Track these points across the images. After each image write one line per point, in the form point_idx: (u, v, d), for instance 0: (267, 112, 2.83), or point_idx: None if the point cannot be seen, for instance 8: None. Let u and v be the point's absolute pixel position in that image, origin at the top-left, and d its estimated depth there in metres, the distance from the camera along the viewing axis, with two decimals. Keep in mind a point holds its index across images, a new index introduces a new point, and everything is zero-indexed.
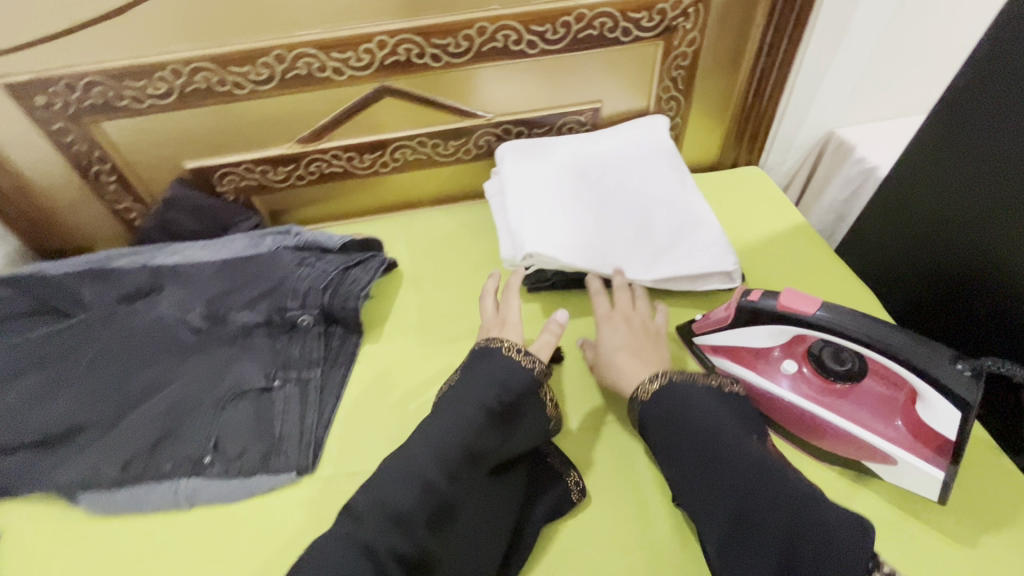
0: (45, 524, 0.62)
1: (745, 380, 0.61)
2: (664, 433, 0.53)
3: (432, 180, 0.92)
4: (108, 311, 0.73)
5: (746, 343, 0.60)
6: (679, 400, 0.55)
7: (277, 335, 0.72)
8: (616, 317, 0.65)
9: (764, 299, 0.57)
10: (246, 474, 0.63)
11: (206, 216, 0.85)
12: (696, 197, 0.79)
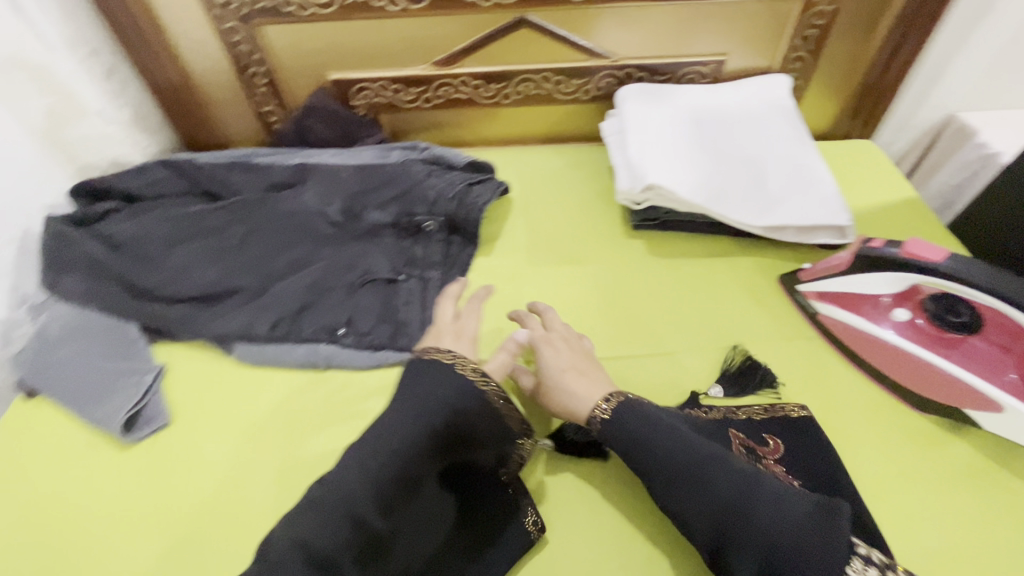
0: (204, 364, 0.72)
1: (851, 326, 0.65)
2: (627, 450, 0.54)
3: (547, 117, 0.96)
4: (259, 195, 0.82)
5: (859, 289, 0.64)
6: (636, 418, 0.55)
7: (402, 236, 0.80)
8: (554, 337, 0.64)
9: (887, 246, 0.59)
10: (374, 348, 0.71)
11: (339, 125, 0.92)
12: (815, 155, 0.80)
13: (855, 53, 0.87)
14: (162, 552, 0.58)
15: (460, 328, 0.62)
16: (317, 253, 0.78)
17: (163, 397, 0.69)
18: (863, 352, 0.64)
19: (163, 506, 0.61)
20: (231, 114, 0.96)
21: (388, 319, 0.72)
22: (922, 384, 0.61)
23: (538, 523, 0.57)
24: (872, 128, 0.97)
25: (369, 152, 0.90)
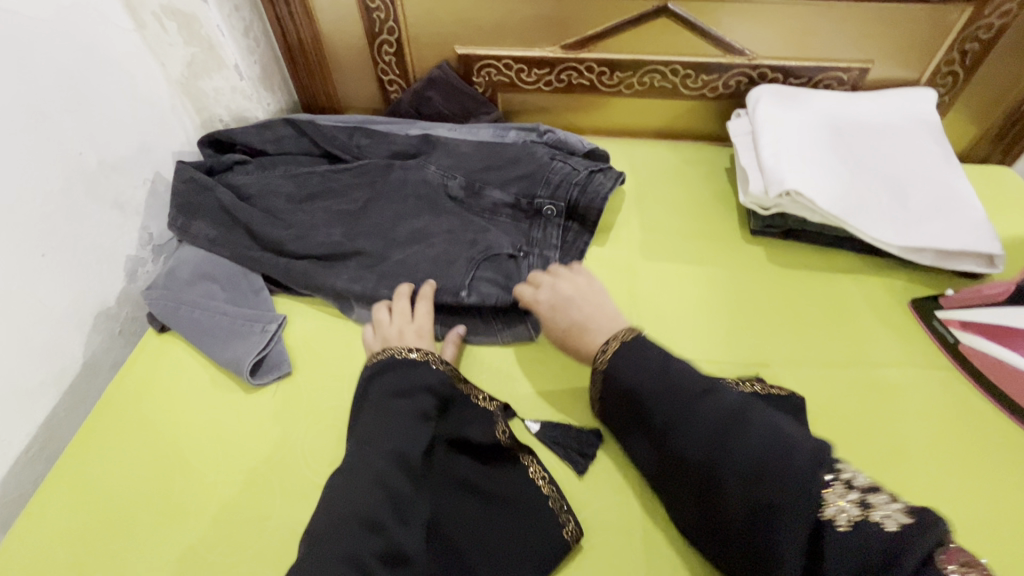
0: (322, 318, 0.74)
1: (1002, 361, 0.61)
2: (627, 384, 0.55)
3: (665, 112, 0.94)
4: (383, 164, 0.83)
5: (1016, 324, 0.61)
6: (636, 357, 0.55)
7: (521, 219, 0.79)
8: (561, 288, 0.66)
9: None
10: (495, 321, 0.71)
11: (458, 101, 0.93)
12: (963, 177, 0.75)
13: (1014, 73, 0.81)
14: (282, 496, 0.60)
15: (420, 327, 0.67)
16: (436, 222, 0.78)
17: (284, 346, 0.70)
18: (1005, 384, 0.61)
19: (280, 451, 0.63)
20: (353, 81, 0.98)
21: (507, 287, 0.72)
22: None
23: (575, 531, 0.53)
24: (1014, 156, 0.91)
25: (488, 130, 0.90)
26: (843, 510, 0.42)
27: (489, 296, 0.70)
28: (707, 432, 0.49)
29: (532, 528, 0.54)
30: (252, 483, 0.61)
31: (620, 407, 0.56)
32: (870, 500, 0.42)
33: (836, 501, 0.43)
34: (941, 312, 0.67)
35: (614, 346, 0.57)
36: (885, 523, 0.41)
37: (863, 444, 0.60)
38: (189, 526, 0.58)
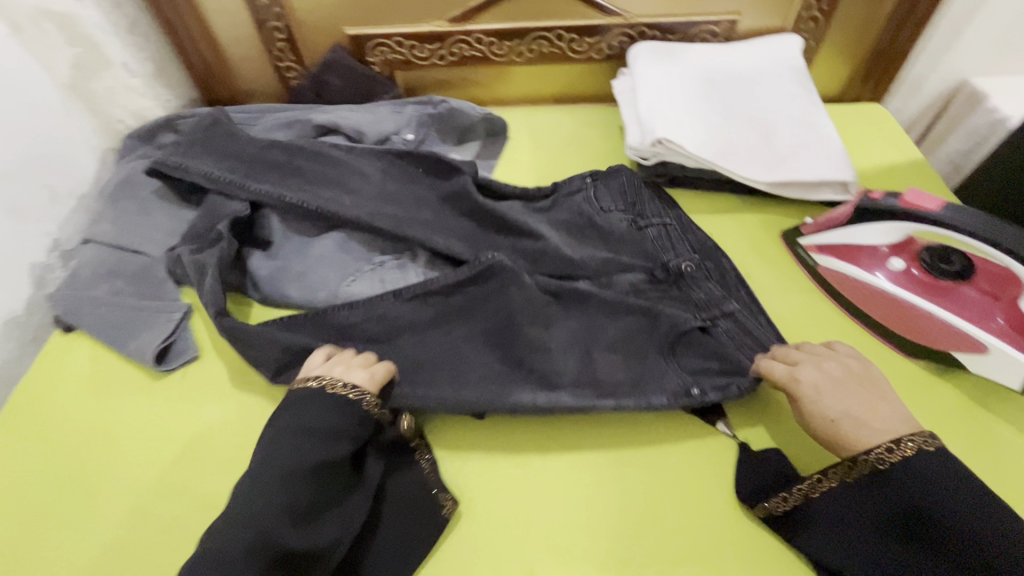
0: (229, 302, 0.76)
1: (848, 276, 0.66)
2: (919, 504, 0.47)
3: (559, 77, 0.97)
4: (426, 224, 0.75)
5: (858, 240, 0.66)
6: (931, 476, 0.48)
7: (662, 286, 0.71)
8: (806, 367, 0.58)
9: (886, 198, 0.62)
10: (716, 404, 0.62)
11: (355, 82, 0.95)
12: (823, 114, 0.81)
13: (868, 14, 0.87)
14: (194, 469, 0.63)
15: (371, 372, 0.60)
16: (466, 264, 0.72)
17: (191, 333, 0.73)
18: (859, 300, 0.65)
19: (194, 434, 0.65)
20: (251, 71, 0.99)
21: (726, 371, 0.62)
22: (918, 331, 0.62)
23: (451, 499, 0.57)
24: (882, 92, 0.98)
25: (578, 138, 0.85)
26: None
27: (723, 387, 0.61)
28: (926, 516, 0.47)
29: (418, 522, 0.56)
30: (168, 466, 0.63)
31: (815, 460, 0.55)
32: None
33: None
34: (800, 238, 0.71)
35: (911, 453, 0.49)
36: None
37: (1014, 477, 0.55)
38: (109, 514, 0.61)
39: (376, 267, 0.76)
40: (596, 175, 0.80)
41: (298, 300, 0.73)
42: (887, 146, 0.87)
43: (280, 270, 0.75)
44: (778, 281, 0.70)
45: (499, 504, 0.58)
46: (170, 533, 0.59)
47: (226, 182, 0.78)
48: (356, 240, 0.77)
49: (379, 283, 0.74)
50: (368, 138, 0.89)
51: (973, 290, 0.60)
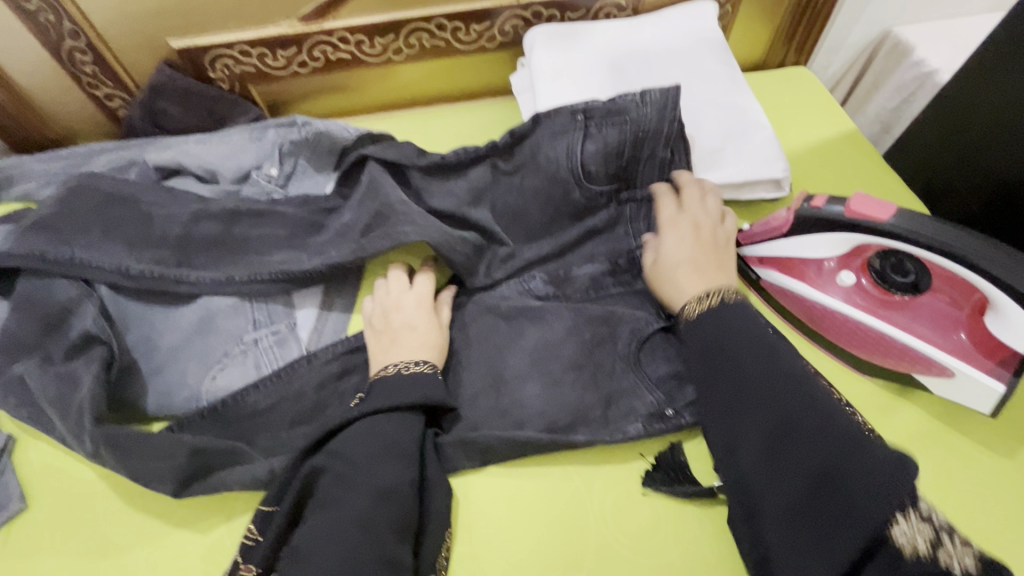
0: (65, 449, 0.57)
1: (795, 292, 0.57)
2: (704, 362, 0.50)
3: (450, 73, 0.83)
4: (344, 252, 0.61)
5: (802, 253, 0.56)
6: (731, 319, 0.51)
7: (620, 354, 0.61)
8: (683, 219, 0.60)
9: (830, 204, 0.53)
10: None
11: (198, 106, 0.77)
12: (748, 95, 0.71)
13: None
14: None
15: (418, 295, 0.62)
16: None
17: (15, 475, 0.56)
18: (810, 320, 0.57)
19: None
20: (63, 104, 0.78)
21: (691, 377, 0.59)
22: (875, 354, 0.54)
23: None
24: (806, 54, 0.89)
25: (590, 136, 0.63)
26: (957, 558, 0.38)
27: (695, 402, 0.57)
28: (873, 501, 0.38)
29: None
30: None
31: (722, 414, 0.48)
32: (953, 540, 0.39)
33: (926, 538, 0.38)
34: (739, 249, 0.61)
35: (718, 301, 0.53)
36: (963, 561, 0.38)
37: None
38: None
39: (248, 348, 0.61)
40: (566, 204, 0.65)
41: (151, 406, 0.59)
42: (816, 117, 0.80)
43: (156, 382, 0.59)
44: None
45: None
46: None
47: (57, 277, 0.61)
48: (221, 315, 0.62)
49: (255, 368, 0.60)
50: (223, 177, 0.73)
51: (931, 302, 0.53)
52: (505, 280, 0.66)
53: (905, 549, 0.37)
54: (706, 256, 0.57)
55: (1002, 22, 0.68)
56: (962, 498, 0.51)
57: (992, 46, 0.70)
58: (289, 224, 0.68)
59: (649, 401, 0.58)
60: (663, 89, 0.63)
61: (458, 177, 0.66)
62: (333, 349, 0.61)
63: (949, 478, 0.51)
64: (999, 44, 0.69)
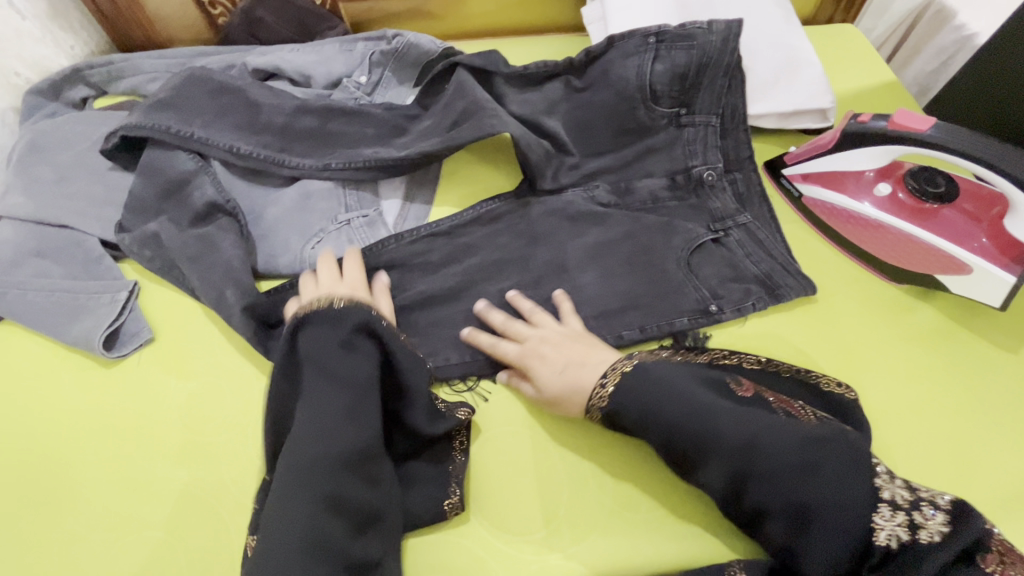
0: (183, 300, 0.66)
1: (832, 203, 0.66)
2: (643, 424, 0.51)
3: (521, 6, 0.89)
4: (430, 145, 0.68)
5: (844, 166, 0.64)
6: (654, 387, 0.52)
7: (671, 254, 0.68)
8: (534, 346, 0.58)
9: (874, 120, 0.60)
10: (762, 313, 0.63)
11: (294, 18, 0.84)
12: (802, 36, 0.77)
13: None
14: (158, 457, 0.58)
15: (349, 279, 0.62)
16: (475, 246, 0.68)
17: (141, 314, 0.65)
18: (846, 230, 0.65)
19: (170, 426, 0.59)
20: (169, 9, 0.85)
21: (737, 279, 0.64)
22: (903, 258, 0.62)
23: (458, 503, 0.53)
24: (854, 13, 0.96)
25: (660, 57, 0.69)
26: (893, 533, 0.44)
27: (742, 305, 0.62)
28: (796, 486, 0.46)
29: (444, 448, 0.56)
30: (153, 464, 0.57)
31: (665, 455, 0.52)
32: (917, 521, 0.45)
33: (886, 523, 0.44)
34: (784, 169, 0.69)
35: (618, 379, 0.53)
36: (931, 536, 0.44)
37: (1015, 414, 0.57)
38: (108, 535, 0.54)
39: (342, 227, 0.69)
40: (629, 122, 0.71)
41: (258, 267, 0.67)
42: (860, 69, 0.86)
43: (262, 248, 0.67)
44: (768, 215, 0.69)
45: (481, 502, 0.54)
46: (180, 532, 0.54)
47: (179, 153, 0.69)
48: (317, 197, 0.70)
49: (348, 244, 0.68)
50: (315, 83, 0.80)
51: (953, 212, 0.60)
52: (570, 186, 0.72)
53: (883, 545, 0.44)
54: (575, 353, 0.57)
55: None
56: (961, 377, 0.59)
57: None
58: (375, 126, 0.75)
59: (696, 297, 0.63)
60: (727, 21, 0.69)
61: (532, 91, 0.73)
62: (418, 232, 0.68)
63: (949, 361, 0.59)
64: None
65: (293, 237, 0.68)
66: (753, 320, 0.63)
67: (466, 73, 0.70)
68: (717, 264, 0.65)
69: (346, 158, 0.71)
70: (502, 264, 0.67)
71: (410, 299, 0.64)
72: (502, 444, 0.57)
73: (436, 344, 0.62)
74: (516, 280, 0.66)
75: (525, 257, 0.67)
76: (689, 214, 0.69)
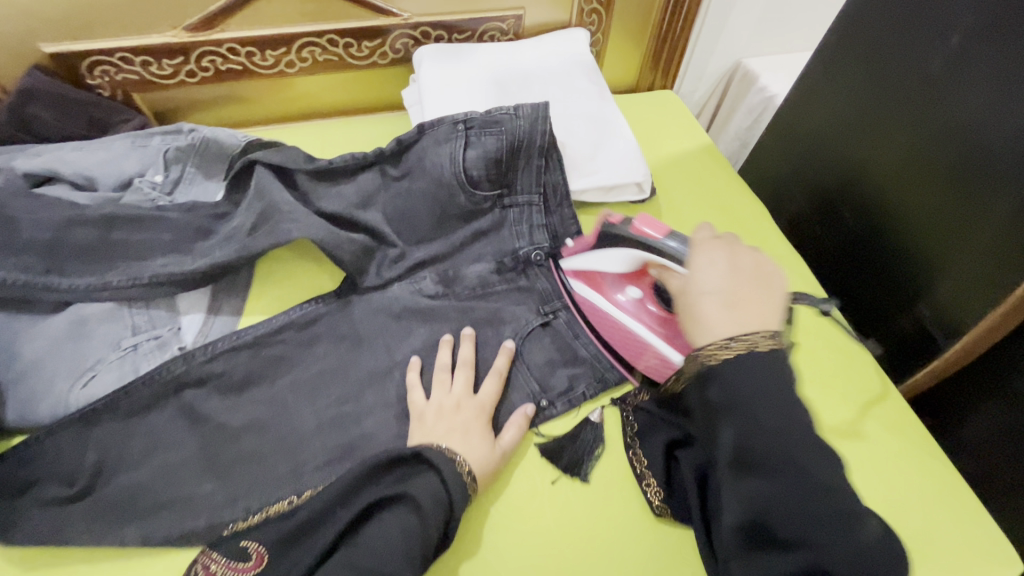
0: None
1: (588, 299, 0.66)
2: (729, 393, 0.44)
3: (344, 87, 0.86)
4: (230, 254, 0.62)
5: (600, 266, 0.65)
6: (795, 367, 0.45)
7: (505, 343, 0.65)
8: (694, 279, 0.52)
9: (622, 223, 0.61)
10: (592, 400, 0.62)
11: (74, 112, 0.74)
12: (615, 111, 0.80)
13: (639, 12, 0.92)
14: None
15: (477, 399, 0.58)
16: (288, 359, 0.61)
17: None
18: (598, 326, 0.66)
19: None
20: None
21: (567, 363, 0.63)
22: (639, 359, 0.63)
23: None
24: (671, 78, 1.02)
25: (471, 143, 0.68)
26: None
27: (568, 393, 0.61)
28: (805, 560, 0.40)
29: None
30: None
31: (730, 439, 0.43)
32: None
33: None
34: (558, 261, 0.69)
35: (728, 358, 0.45)
36: None
37: (912, 470, 0.60)
38: None
39: (126, 354, 0.60)
40: (449, 208, 0.69)
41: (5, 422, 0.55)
42: (678, 134, 0.91)
43: (15, 395, 0.56)
44: None
45: None
46: None
47: None
48: (93, 322, 0.60)
49: (133, 373, 0.59)
50: (102, 184, 0.70)
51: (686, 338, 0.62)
52: (395, 281, 0.67)
53: None
54: (745, 290, 0.50)
55: (836, 21, 0.75)
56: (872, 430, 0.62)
57: (830, 41, 0.76)
58: (172, 231, 0.67)
59: (527, 392, 0.61)
60: (533, 104, 0.69)
61: (347, 182, 0.69)
62: (213, 346, 0.59)
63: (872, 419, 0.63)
64: (837, 40, 0.75)
65: (57, 376, 0.57)
66: (589, 409, 0.61)
67: (269, 175, 0.66)
68: (548, 350, 0.64)
69: (130, 273, 0.62)
70: (320, 377, 0.60)
71: (206, 435, 0.55)
72: (542, 509, 0.55)
73: (236, 486, 0.53)
74: (334, 395, 0.59)
75: (345, 365, 0.61)
76: (520, 297, 0.68)
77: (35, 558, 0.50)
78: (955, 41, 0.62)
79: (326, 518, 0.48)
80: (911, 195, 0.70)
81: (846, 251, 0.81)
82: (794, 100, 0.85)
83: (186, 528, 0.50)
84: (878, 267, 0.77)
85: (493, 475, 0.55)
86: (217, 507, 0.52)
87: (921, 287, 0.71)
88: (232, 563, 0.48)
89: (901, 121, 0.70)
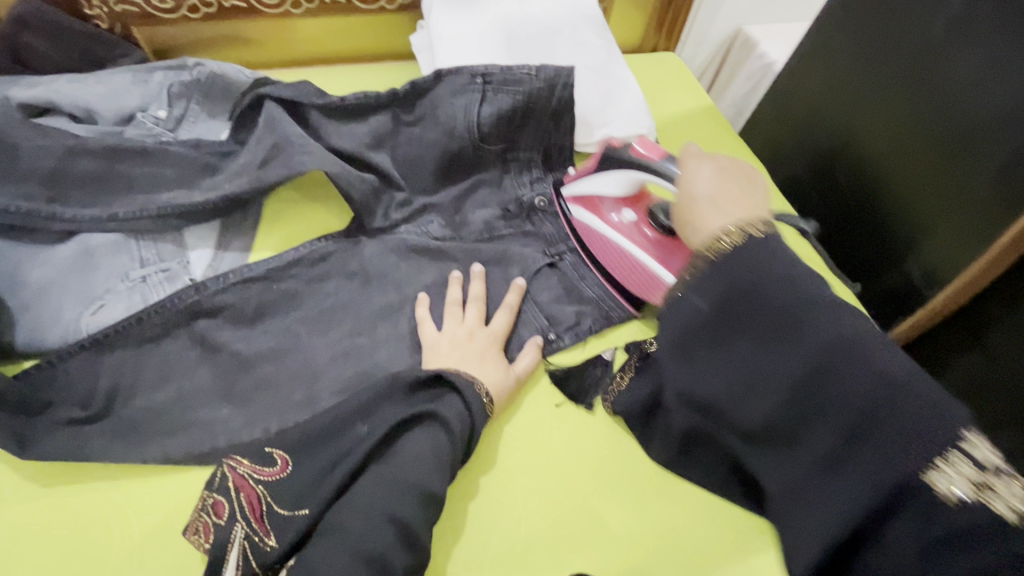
0: None
1: (585, 225, 0.66)
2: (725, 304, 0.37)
3: (349, 35, 0.85)
4: (241, 187, 0.62)
5: (601, 189, 0.65)
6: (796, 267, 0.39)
7: None
8: (691, 197, 0.49)
9: (622, 147, 0.61)
10: (598, 336, 0.64)
11: (71, 44, 0.72)
12: (623, 65, 0.81)
13: None
14: None
15: (488, 330, 0.59)
16: (299, 293, 0.61)
17: None
18: (592, 249, 0.66)
19: None
20: None
21: (573, 302, 0.65)
22: (622, 274, 0.64)
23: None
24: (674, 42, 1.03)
25: (487, 99, 0.67)
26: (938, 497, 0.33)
27: (576, 329, 0.63)
28: (787, 399, 0.36)
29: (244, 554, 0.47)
30: None
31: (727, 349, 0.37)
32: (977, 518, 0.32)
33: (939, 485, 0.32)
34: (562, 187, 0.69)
35: (740, 241, 0.38)
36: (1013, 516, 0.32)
37: None
38: None
39: (134, 285, 0.59)
40: (459, 152, 0.69)
41: (15, 346, 0.55)
42: (682, 93, 0.92)
43: (22, 323, 0.55)
44: None
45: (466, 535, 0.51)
46: None
47: None
48: (99, 252, 0.60)
49: (142, 304, 0.58)
50: (102, 119, 0.69)
51: (679, 261, 0.61)
52: (402, 223, 0.68)
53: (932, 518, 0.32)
54: (736, 190, 0.47)
55: None
56: None
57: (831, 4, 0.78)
58: (178, 165, 0.66)
59: (536, 326, 0.62)
60: (556, 69, 0.68)
61: (356, 122, 0.69)
62: (224, 278, 0.59)
63: None
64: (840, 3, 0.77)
65: (65, 305, 0.56)
66: (590, 342, 0.63)
67: (279, 113, 0.66)
68: (556, 290, 0.66)
69: (138, 204, 0.61)
70: (331, 312, 0.60)
71: (220, 364, 0.56)
72: (557, 440, 0.57)
73: (252, 412, 0.54)
74: (346, 329, 0.60)
75: (357, 301, 0.61)
76: (527, 241, 0.69)
77: (52, 477, 0.50)
78: (957, 3, 0.64)
79: (348, 435, 0.49)
80: (900, 155, 0.73)
81: (837, 213, 0.84)
82: (793, 64, 0.87)
83: (205, 449, 0.51)
84: (868, 223, 0.80)
85: (508, 402, 0.57)
86: (234, 431, 0.53)
87: (910, 244, 0.74)
88: (258, 466, 0.47)
89: (894, 84, 0.73)
